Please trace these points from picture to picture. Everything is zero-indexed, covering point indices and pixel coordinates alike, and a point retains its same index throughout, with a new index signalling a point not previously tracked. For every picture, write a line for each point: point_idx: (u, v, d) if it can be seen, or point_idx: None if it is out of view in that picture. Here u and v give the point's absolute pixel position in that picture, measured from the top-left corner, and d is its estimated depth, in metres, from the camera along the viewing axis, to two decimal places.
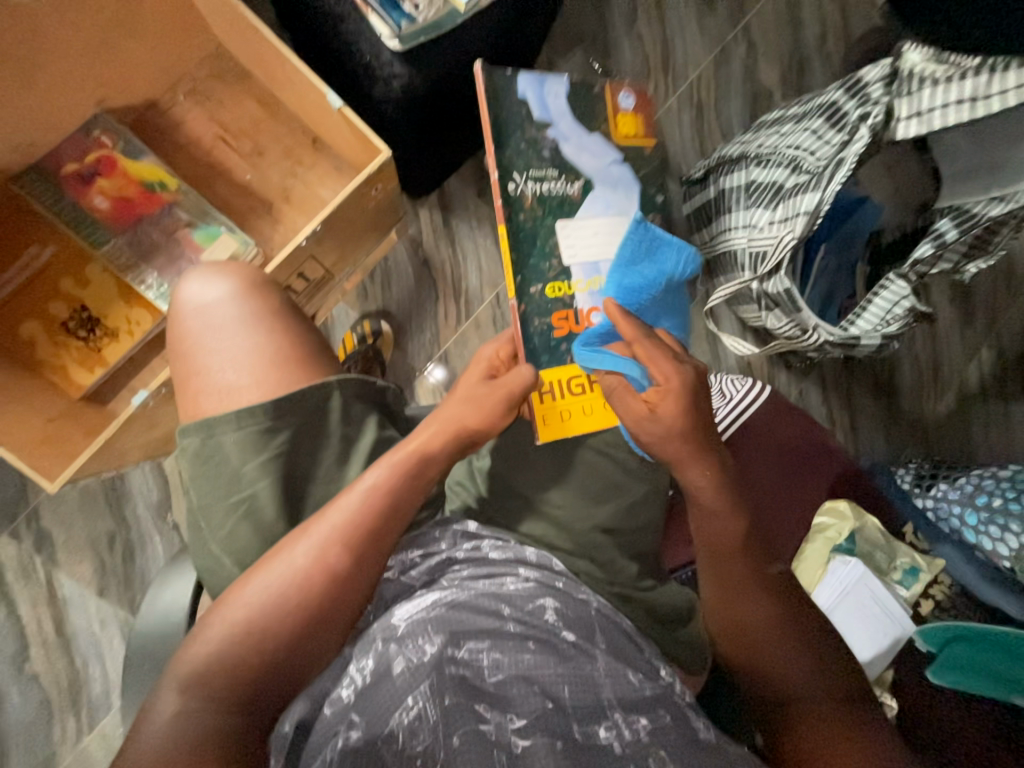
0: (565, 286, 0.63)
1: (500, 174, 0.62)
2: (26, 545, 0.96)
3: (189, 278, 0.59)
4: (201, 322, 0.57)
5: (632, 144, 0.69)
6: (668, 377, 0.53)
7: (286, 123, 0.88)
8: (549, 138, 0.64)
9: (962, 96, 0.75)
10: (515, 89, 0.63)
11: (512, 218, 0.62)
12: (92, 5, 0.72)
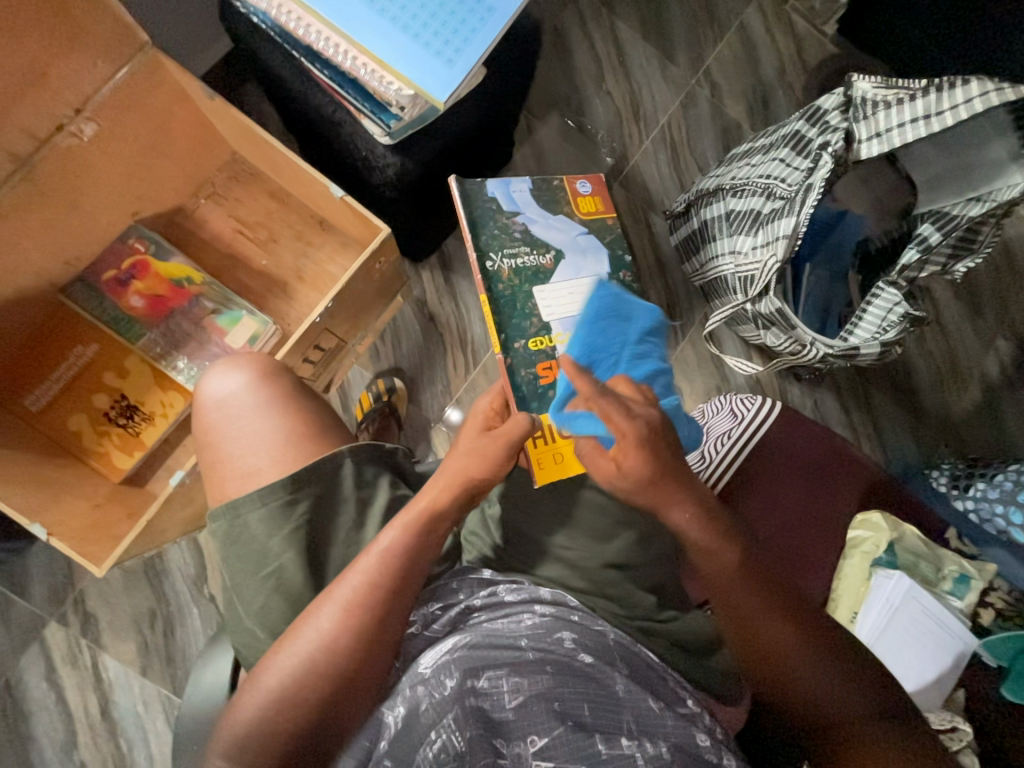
0: (545, 338, 0.69)
1: (479, 255, 0.70)
2: (74, 629, 0.99)
3: (211, 373, 0.63)
4: (223, 413, 0.62)
5: (595, 217, 0.76)
6: (623, 431, 0.53)
7: (296, 211, 0.97)
8: (519, 222, 0.73)
9: (915, 115, 0.80)
10: (485, 191, 0.72)
11: (492, 290, 0.70)
12: (130, 137, 0.82)
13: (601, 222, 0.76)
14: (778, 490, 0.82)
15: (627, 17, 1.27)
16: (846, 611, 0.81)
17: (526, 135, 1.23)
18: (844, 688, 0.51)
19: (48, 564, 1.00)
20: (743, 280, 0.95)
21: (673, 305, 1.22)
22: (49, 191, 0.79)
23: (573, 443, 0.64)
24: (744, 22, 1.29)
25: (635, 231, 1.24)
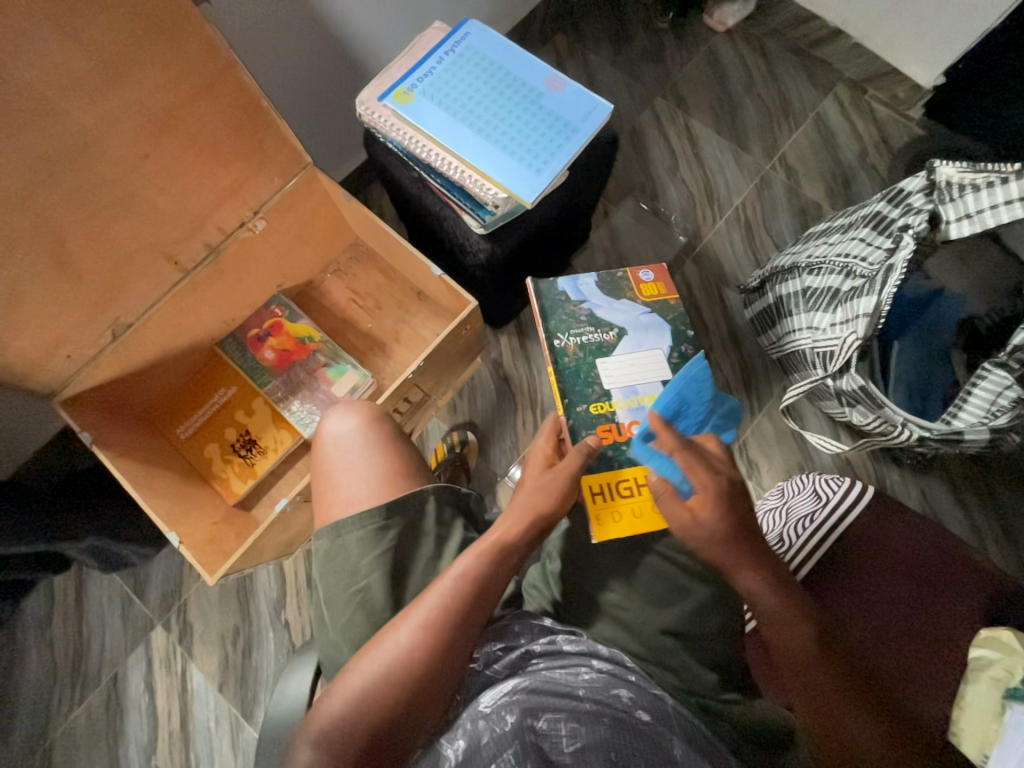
0: (606, 403, 0.70)
1: (547, 335, 0.75)
2: (173, 636, 1.12)
3: (331, 413, 0.74)
4: (337, 448, 0.71)
5: (659, 300, 0.78)
6: (705, 484, 0.58)
7: (399, 284, 1.15)
8: (584, 309, 0.77)
9: (1008, 197, 0.78)
10: (556, 287, 0.79)
11: (558, 362, 0.74)
12: (285, 228, 1.04)
13: (664, 304, 0.78)
14: (875, 584, 0.74)
15: (702, 115, 1.38)
16: (969, 751, 0.67)
17: (602, 217, 1.35)
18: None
19: (165, 572, 1.16)
20: (821, 356, 0.94)
21: (748, 376, 1.20)
22: (226, 269, 1.01)
23: (630, 502, 0.64)
24: (820, 113, 1.35)
25: (708, 303, 1.26)
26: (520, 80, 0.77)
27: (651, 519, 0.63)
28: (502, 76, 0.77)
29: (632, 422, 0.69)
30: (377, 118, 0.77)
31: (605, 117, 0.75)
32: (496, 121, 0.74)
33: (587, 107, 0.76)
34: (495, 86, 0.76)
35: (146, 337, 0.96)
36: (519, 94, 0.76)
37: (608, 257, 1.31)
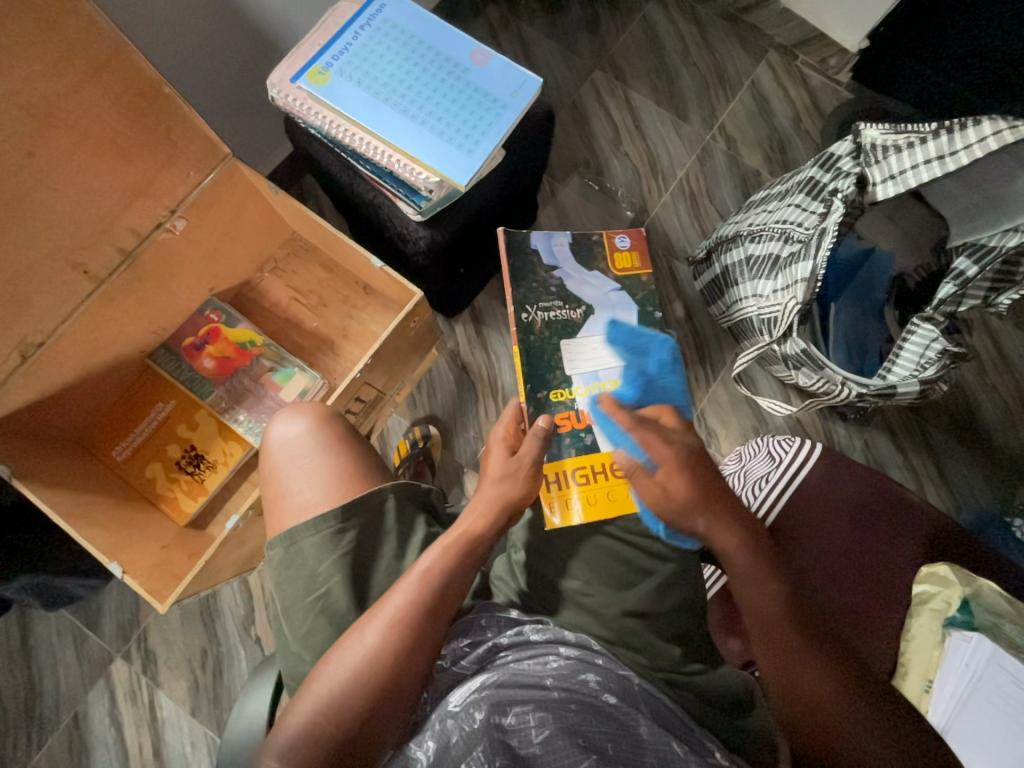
0: (567, 390, 0.75)
1: (515, 308, 0.79)
2: (135, 665, 1.07)
3: (275, 419, 0.69)
4: (285, 453, 0.67)
5: (630, 274, 0.84)
6: (666, 457, 0.61)
7: (343, 279, 1.10)
8: (555, 278, 0.82)
9: (929, 156, 0.81)
10: (530, 246, 0.82)
11: (525, 340, 0.78)
12: (210, 226, 0.97)
13: (636, 279, 0.84)
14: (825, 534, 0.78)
15: (640, 87, 1.37)
16: (918, 680, 0.73)
17: (549, 196, 1.32)
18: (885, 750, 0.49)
19: (119, 602, 1.09)
20: (766, 322, 0.97)
21: (701, 347, 1.22)
22: (147, 276, 0.94)
23: (601, 486, 0.68)
24: (755, 80, 1.36)
25: (658, 277, 1.27)
26: (444, 56, 0.73)
27: (621, 503, 0.67)
28: (423, 52, 0.73)
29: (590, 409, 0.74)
30: (294, 102, 0.71)
31: (535, 92, 0.72)
32: (422, 100, 0.71)
33: (516, 81, 0.73)
34: (417, 63, 0.72)
35: (63, 354, 0.88)
36: (444, 71, 0.72)
37: None
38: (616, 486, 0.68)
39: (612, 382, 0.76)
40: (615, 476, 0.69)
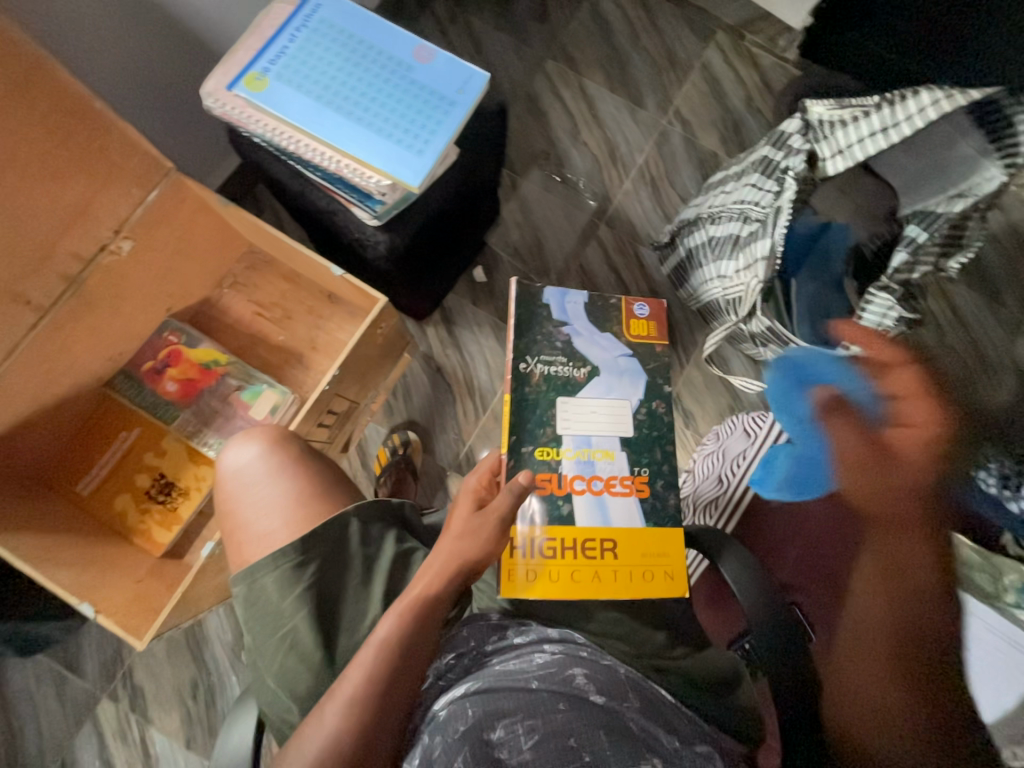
0: (554, 449, 0.65)
1: (515, 356, 0.70)
2: (123, 704, 1.03)
3: (227, 447, 0.66)
4: (238, 483, 0.63)
5: (644, 342, 0.72)
6: (920, 412, 0.67)
7: (307, 289, 1.08)
8: (563, 333, 0.72)
9: (873, 129, 0.82)
10: (542, 299, 0.74)
11: (519, 391, 0.69)
12: (159, 245, 0.93)
13: (648, 347, 0.72)
14: (824, 497, 0.78)
15: (594, 75, 1.36)
16: None
17: (511, 191, 1.32)
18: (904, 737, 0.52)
19: (99, 642, 1.05)
20: (731, 303, 0.98)
21: (673, 331, 1.23)
22: (95, 303, 0.89)
23: (562, 566, 0.60)
24: (706, 62, 1.37)
25: (625, 264, 1.27)
26: (386, 54, 0.71)
27: (582, 590, 0.59)
28: (364, 51, 0.71)
29: (575, 475, 0.64)
30: (234, 111, 0.69)
31: (482, 87, 0.71)
32: (366, 102, 0.69)
33: (462, 78, 0.71)
34: (358, 63, 0.70)
35: (11, 390, 0.84)
36: (387, 69, 0.70)
37: (523, 230, 1.29)
38: (583, 568, 0.60)
39: (604, 452, 0.65)
40: (586, 557, 0.61)
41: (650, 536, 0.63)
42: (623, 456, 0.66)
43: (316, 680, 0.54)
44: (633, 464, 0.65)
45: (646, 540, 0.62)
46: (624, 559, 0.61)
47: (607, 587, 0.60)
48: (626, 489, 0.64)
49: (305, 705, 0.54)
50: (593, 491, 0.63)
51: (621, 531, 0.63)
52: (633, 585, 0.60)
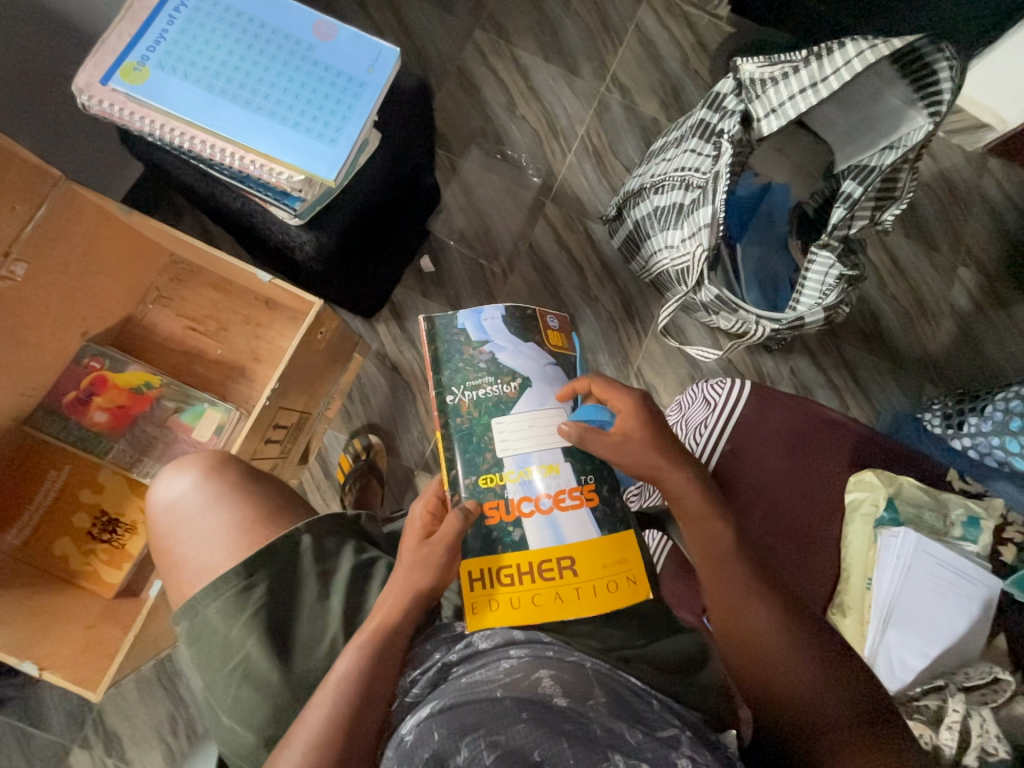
0: (497, 474, 0.54)
1: (436, 389, 0.57)
2: (98, 750, 0.98)
3: (156, 479, 0.59)
4: (171, 519, 0.57)
5: (564, 353, 0.60)
6: (622, 402, 0.55)
7: (241, 297, 1.01)
8: (486, 352, 0.58)
9: (803, 85, 0.81)
10: (454, 323, 0.59)
11: (447, 423, 0.56)
12: (62, 265, 0.84)
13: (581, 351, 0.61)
14: (774, 464, 0.80)
15: (526, 44, 1.30)
16: (859, 579, 0.79)
17: (450, 173, 1.26)
18: (841, 701, 0.50)
19: (63, 693, 0.99)
20: (680, 273, 0.97)
21: (628, 305, 1.22)
22: None
23: (516, 591, 0.51)
24: (639, 23, 1.32)
25: (576, 240, 1.24)
26: (282, 33, 0.64)
27: (544, 613, 0.51)
28: (257, 31, 0.64)
29: (523, 497, 0.53)
30: (115, 109, 0.61)
31: (394, 63, 0.66)
32: (266, 90, 0.62)
33: (371, 55, 0.66)
34: (251, 44, 0.63)
35: None
36: (285, 50, 0.64)
37: (468, 215, 1.25)
38: (543, 590, 0.51)
39: (548, 467, 0.54)
40: (545, 578, 0.51)
41: (609, 543, 0.54)
42: (570, 465, 0.55)
43: (275, 708, 0.49)
44: (580, 472, 0.55)
45: (602, 548, 0.53)
46: (585, 574, 0.52)
47: (571, 607, 0.51)
48: (577, 501, 0.54)
49: (267, 733, 0.49)
50: (544, 508, 0.53)
51: (580, 546, 0.53)
52: (600, 601, 0.51)
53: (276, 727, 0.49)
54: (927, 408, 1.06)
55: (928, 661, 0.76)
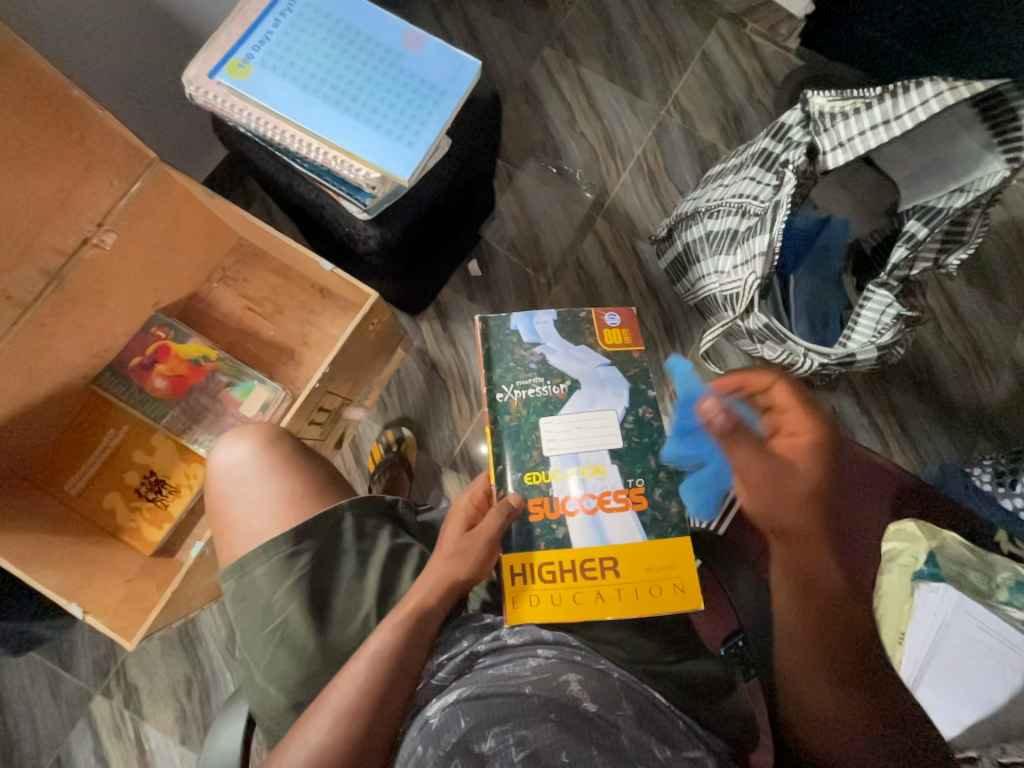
0: (542, 472, 0.57)
1: (488, 385, 0.60)
2: (117, 700, 1.03)
3: (218, 443, 0.63)
4: (229, 481, 0.60)
5: (622, 350, 0.62)
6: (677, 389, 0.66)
7: (298, 283, 1.06)
8: (537, 353, 0.61)
9: (875, 122, 0.80)
10: (507, 325, 0.63)
11: (496, 420, 0.59)
12: (145, 238, 0.90)
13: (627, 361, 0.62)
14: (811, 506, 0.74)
15: (592, 64, 1.33)
16: (892, 633, 0.76)
17: (506, 183, 1.29)
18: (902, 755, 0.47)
19: (91, 641, 1.04)
20: (728, 299, 0.96)
21: (670, 326, 1.22)
22: (78, 298, 0.86)
23: (556, 587, 0.53)
24: (706, 51, 1.34)
25: (623, 258, 1.25)
26: (374, 41, 0.69)
27: (588, 610, 0.53)
28: (352, 36, 0.68)
29: (567, 496, 0.56)
30: (220, 100, 0.67)
31: (475, 76, 0.69)
32: (355, 92, 0.67)
33: (454, 65, 0.69)
34: (346, 49, 0.68)
35: None
36: (376, 57, 0.68)
37: (519, 224, 1.27)
38: (585, 589, 0.53)
39: (594, 468, 0.57)
40: (586, 578, 0.54)
41: (651, 549, 0.56)
42: (615, 469, 0.58)
43: (307, 674, 0.51)
44: (626, 476, 0.58)
45: (646, 553, 0.55)
46: (626, 576, 0.55)
47: (612, 607, 0.53)
48: (622, 504, 0.57)
49: (297, 698, 0.51)
50: (589, 508, 0.56)
51: (621, 548, 0.55)
52: (639, 604, 0.53)
53: (307, 692, 0.51)
54: (976, 464, 1.02)
55: (960, 729, 0.71)
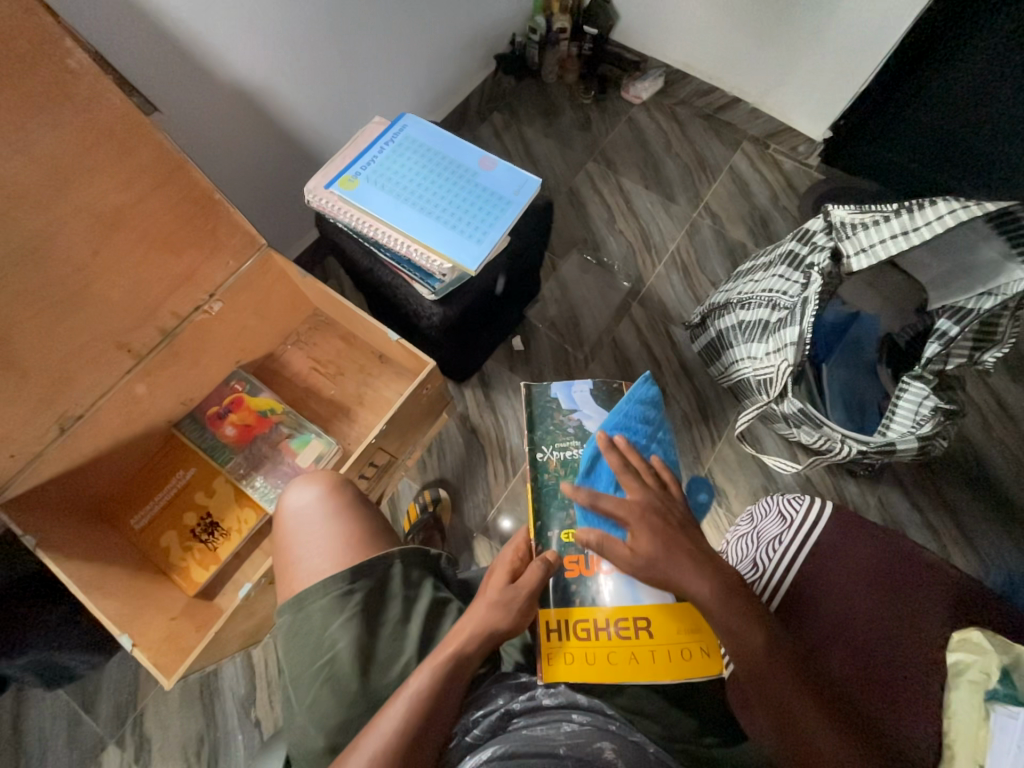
0: (579, 531, 0.62)
1: (530, 446, 0.68)
2: (127, 753, 1.01)
3: (290, 485, 0.69)
4: (297, 521, 0.66)
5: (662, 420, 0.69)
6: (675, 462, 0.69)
7: (360, 349, 1.18)
8: (574, 418, 0.70)
9: (896, 231, 0.89)
10: (546, 392, 0.72)
11: (536, 477, 0.67)
12: (243, 306, 1.06)
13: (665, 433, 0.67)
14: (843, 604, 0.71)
15: (631, 174, 1.52)
16: None
17: (550, 270, 1.43)
18: None
19: (116, 683, 1.05)
20: (761, 383, 1.01)
21: (703, 406, 1.25)
22: (181, 352, 1.00)
23: (591, 646, 0.55)
24: (733, 166, 1.51)
25: (657, 341, 1.33)
26: (455, 162, 0.85)
27: (623, 670, 0.54)
28: (438, 159, 0.85)
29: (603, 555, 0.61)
30: (329, 204, 0.83)
31: (535, 189, 0.83)
32: (437, 200, 0.81)
33: (518, 181, 0.84)
34: (432, 168, 0.84)
35: (95, 427, 0.92)
36: (456, 174, 0.84)
37: (560, 306, 1.39)
38: (619, 649, 0.55)
39: None
40: (620, 636, 0.56)
41: (684, 611, 0.58)
42: None
43: (348, 716, 0.53)
44: None
45: (680, 614, 0.57)
46: (660, 637, 0.56)
47: (646, 669, 0.55)
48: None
49: (334, 741, 0.52)
50: (622, 569, 0.60)
51: (655, 608, 0.58)
52: (674, 667, 0.55)
53: (345, 736, 0.53)
54: None
55: None
